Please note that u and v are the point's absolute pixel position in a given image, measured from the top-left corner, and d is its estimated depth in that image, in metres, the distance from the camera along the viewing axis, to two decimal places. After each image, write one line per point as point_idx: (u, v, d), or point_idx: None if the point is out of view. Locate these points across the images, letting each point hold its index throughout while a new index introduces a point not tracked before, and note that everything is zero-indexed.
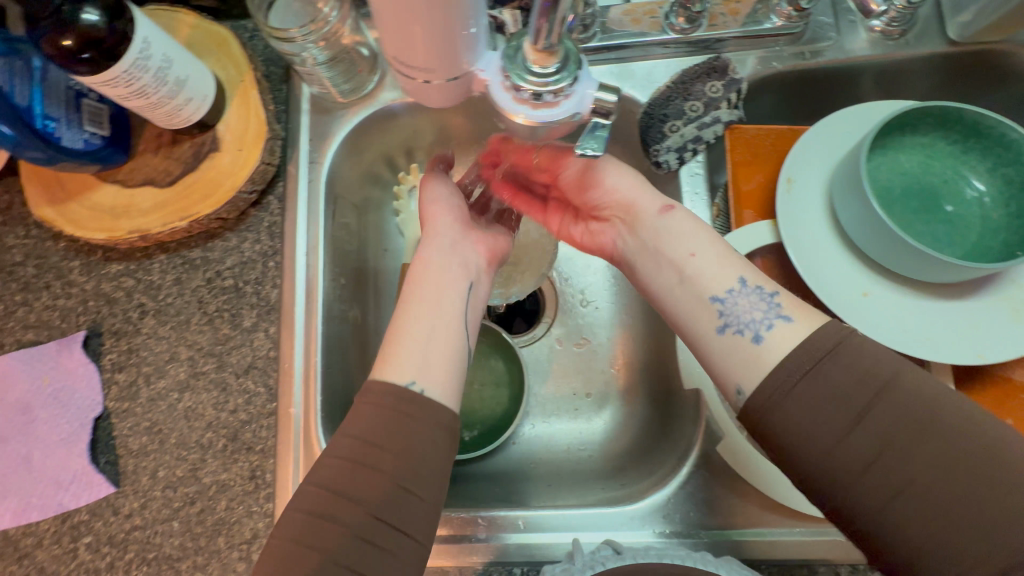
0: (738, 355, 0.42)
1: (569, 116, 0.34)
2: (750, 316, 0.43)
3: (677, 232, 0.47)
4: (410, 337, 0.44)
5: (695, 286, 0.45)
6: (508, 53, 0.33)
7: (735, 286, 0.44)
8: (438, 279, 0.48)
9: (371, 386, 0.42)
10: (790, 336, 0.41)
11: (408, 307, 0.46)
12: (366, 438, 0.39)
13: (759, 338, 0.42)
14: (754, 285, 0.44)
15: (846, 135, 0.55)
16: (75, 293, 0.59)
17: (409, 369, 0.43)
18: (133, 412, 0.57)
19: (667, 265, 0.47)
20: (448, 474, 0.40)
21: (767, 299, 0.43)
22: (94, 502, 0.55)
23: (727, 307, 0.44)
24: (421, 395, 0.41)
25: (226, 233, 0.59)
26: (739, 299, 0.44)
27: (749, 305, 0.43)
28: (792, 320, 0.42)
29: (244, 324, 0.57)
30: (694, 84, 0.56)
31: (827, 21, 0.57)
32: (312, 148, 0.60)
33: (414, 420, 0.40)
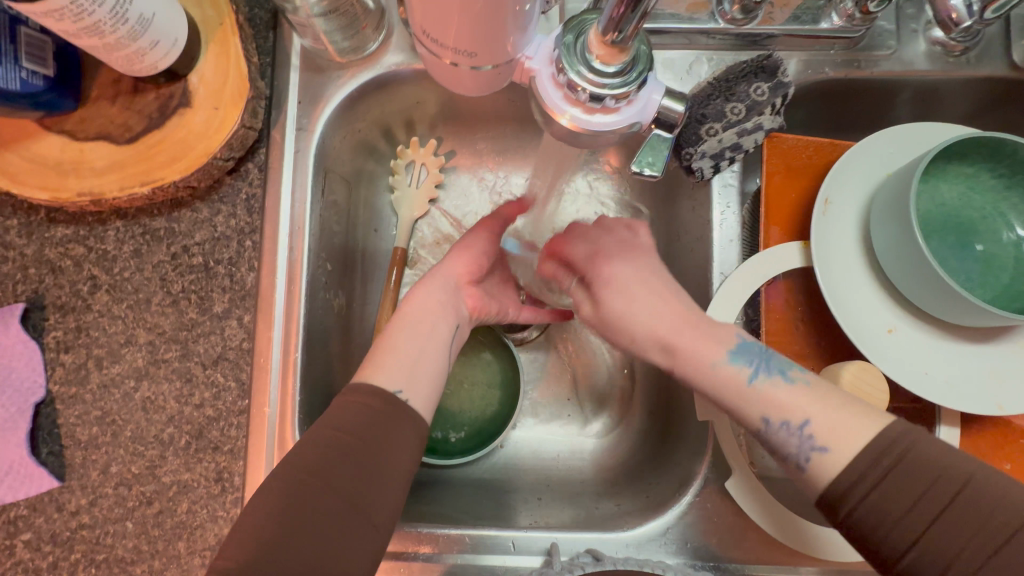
0: (787, 468, 0.39)
1: (629, 125, 0.29)
2: (789, 444, 0.38)
3: (704, 392, 0.42)
4: (397, 356, 0.43)
5: (745, 415, 0.41)
6: (567, 40, 0.27)
7: (787, 422, 0.39)
8: (433, 309, 0.46)
9: (362, 387, 0.41)
10: (830, 467, 0.36)
11: (394, 333, 0.44)
12: (345, 431, 0.38)
13: (805, 464, 0.38)
14: (794, 423, 0.38)
15: (890, 155, 0.51)
16: (12, 257, 0.51)
17: (351, 415, 0.39)
18: (81, 399, 0.50)
19: (725, 393, 0.41)
20: (379, 508, 0.36)
21: (798, 432, 0.38)
22: (34, 496, 0.49)
23: (772, 430, 0.39)
24: (358, 437, 0.38)
25: (195, 202, 0.51)
26: (775, 431, 0.39)
27: (788, 435, 0.38)
28: (827, 450, 0.37)
29: (214, 310, 0.51)
30: (739, 83, 0.50)
31: (889, 27, 0.52)
32: (302, 112, 0.53)
33: (396, 418, 0.40)
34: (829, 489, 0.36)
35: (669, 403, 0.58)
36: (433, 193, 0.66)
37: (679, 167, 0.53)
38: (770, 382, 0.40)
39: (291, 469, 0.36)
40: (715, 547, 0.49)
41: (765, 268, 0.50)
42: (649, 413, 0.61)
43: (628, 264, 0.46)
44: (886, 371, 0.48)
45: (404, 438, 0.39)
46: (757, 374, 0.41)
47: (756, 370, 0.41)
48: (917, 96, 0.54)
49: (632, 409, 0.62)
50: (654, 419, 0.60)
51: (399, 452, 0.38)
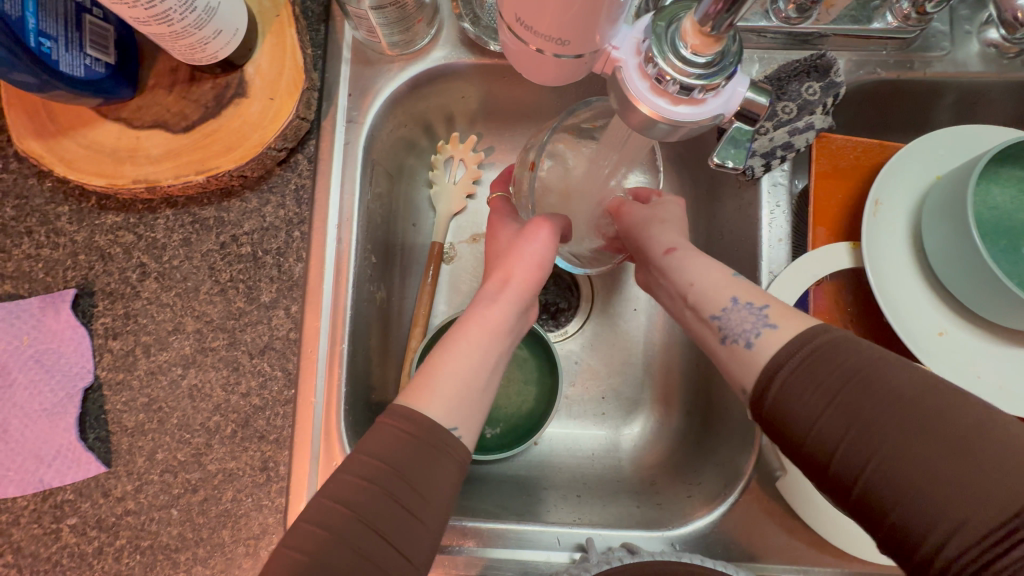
0: (733, 362, 0.41)
1: (712, 117, 0.29)
2: (744, 325, 0.41)
3: (688, 269, 0.47)
4: (454, 382, 0.43)
5: (715, 296, 0.44)
6: (658, 30, 0.27)
7: (729, 304, 0.43)
8: (499, 338, 0.47)
9: (405, 411, 0.40)
10: (773, 343, 0.39)
11: (452, 356, 0.44)
12: (383, 461, 0.37)
13: (751, 344, 0.40)
14: (746, 302, 0.42)
15: (939, 158, 0.51)
16: (63, 244, 0.52)
17: (386, 439, 0.38)
18: (129, 386, 0.50)
19: (703, 280, 0.45)
20: (417, 542, 0.36)
21: (757, 312, 0.41)
22: (81, 481, 0.49)
23: (724, 321, 0.43)
24: (394, 464, 0.37)
25: (244, 192, 0.52)
26: (736, 310, 0.42)
27: (740, 318, 0.42)
28: (777, 328, 0.40)
29: (261, 299, 0.51)
30: (791, 82, 0.50)
31: (942, 29, 0.52)
32: (352, 105, 0.53)
33: (432, 451, 0.39)
34: (763, 367, 0.39)
35: (708, 401, 0.58)
36: (471, 189, 0.66)
37: None
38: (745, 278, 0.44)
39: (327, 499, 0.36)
40: (759, 548, 0.49)
41: (813, 268, 0.50)
42: (687, 412, 0.60)
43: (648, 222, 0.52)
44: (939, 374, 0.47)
45: (442, 469, 0.38)
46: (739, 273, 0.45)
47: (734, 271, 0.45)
48: (966, 98, 0.54)
49: (669, 408, 0.62)
50: (692, 419, 0.59)
51: (435, 482, 0.38)
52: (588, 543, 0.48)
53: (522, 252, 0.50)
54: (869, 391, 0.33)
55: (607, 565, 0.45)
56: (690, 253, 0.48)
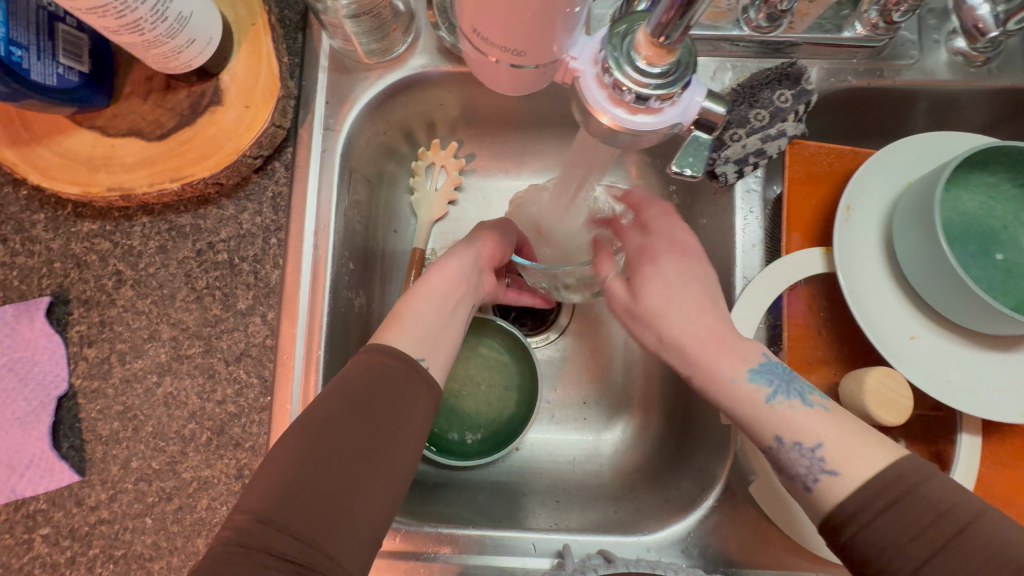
0: (798, 492, 0.39)
1: (671, 125, 0.29)
2: (798, 465, 0.38)
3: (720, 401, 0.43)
4: (422, 321, 0.44)
5: (760, 434, 0.41)
6: (613, 41, 0.27)
7: (775, 443, 0.40)
8: (458, 285, 0.48)
9: (375, 352, 0.41)
10: (835, 493, 0.36)
11: (417, 299, 0.45)
12: (364, 395, 0.38)
13: (811, 487, 0.38)
14: (793, 442, 0.39)
15: (909, 164, 0.52)
16: (38, 251, 0.52)
17: (361, 370, 0.39)
18: (103, 393, 0.50)
19: (741, 410, 0.41)
20: (395, 461, 0.37)
21: (809, 454, 0.38)
22: (54, 491, 0.49)
23: (776, 454, 0.40)
24: (370, 390, 0.38)
25: (221, 200, 0.52)
26: (786, 450, 0.39)
27: (796, 454, 0.39)
28: (840, 473, 0.36)
29: (238, 306, 0.51)
30: (764, 90, 0.51)
31: (911, 37, 0.52)
32: (329, 113, 0.53)
33: (409, 382, 0.40)
34: (830, 514, 0.37)
35: (687, 407, 0.58)
36: (452, 195, 0.67)
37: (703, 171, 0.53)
38: (799, 408, 0.39)
39: (304, 430, 0.36)
40: (734, 553, 0.49)
41: (786, 273, 0.51)
42: (666, 417, 0.61)
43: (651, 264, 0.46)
44: (911, 378, 0.47)
45: (415, 396, 0.40)
46: (776, 395, 0.40)
47: (772, 389, 0.41)
48: (936, 106, 0.55)
49: (649, 414, 0.62)
50: (672, 424, 0.60)
51: (410, 407, 0.39)
52: (564, 551, 0.48)
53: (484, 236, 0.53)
54: (969, 552, 0.32)
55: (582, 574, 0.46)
56: (718, 353, 0.42)
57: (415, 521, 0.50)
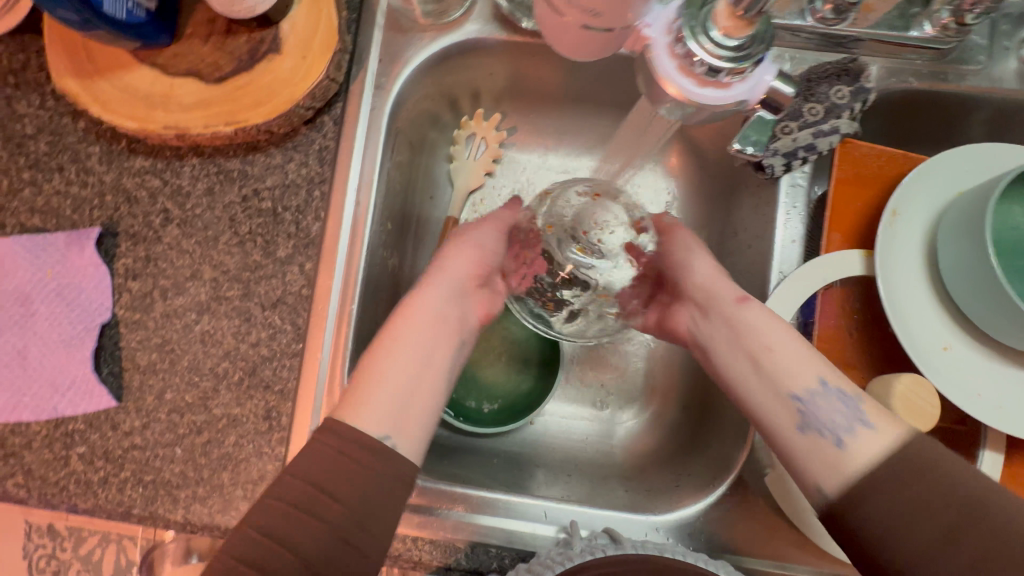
0: (817, 455, 0.41)
1: (736, 102, 0.29)
2: (831, 418, 0.41)
3: (755, 326, 0.46)
4: (388, 393, 0.43)
5: (797, 379, 0.43)
6: (690, 10, 0.27)
7: (816, 387, 0.43)
8: (431, 322, 0.47)
9: (340, 429, 0.41)
10: (865, 449, 0.39)
11: (384, 357, 0.45)
12: (321, 486, 0.38)
13: (841, 443, 0.40)
14: (837, 388, 0.42)
15: (962, 174, 0.51)
16: (91, 183, 0.53)
17: (310, 459, 0.39)
18: (144, 325, 0.52)
19: (785, 345, 0.44)
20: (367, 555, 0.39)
21: (850, 404, 0.41)
22: (92, 413, 0.51)
23: (809, 406, 0.42)
24: (324, 481, 0.38)
25: (270, 148, 0.53)
26: (824, 396, 0.42)
27: (831, 407, 0.41)
28: (874, 428, 0.40)
29: (277, 254, 0.52)
30: (821, 84, 0.50)
31: (980, 42, 0.51)
32: (381, 71, 0.54)
33: (379, 475, 0.40)
34: (857, 477, 0.38)
35: (704, 397, 0.59)
36: (490, 167, 0.67)
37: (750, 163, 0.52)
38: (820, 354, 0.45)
39: (267, 506, 0.38)
40: (742, 542, 0.49)
41: (824, 271, 0.50)
42: (684, 405, 0.61)
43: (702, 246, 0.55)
44: (940, 390, 0.46)
45: (389, 491, 0.40)
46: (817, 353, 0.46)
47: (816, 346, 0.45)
48: (998, 116, 0.53)
49: (667, 401, 0.62)
50: (689, 412, 0.60)
51: (372, 489, 0.39)
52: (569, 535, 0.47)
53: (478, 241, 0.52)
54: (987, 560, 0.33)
55: (588, 556, 0.44)
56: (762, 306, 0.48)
57: (430, 478, 0.52)
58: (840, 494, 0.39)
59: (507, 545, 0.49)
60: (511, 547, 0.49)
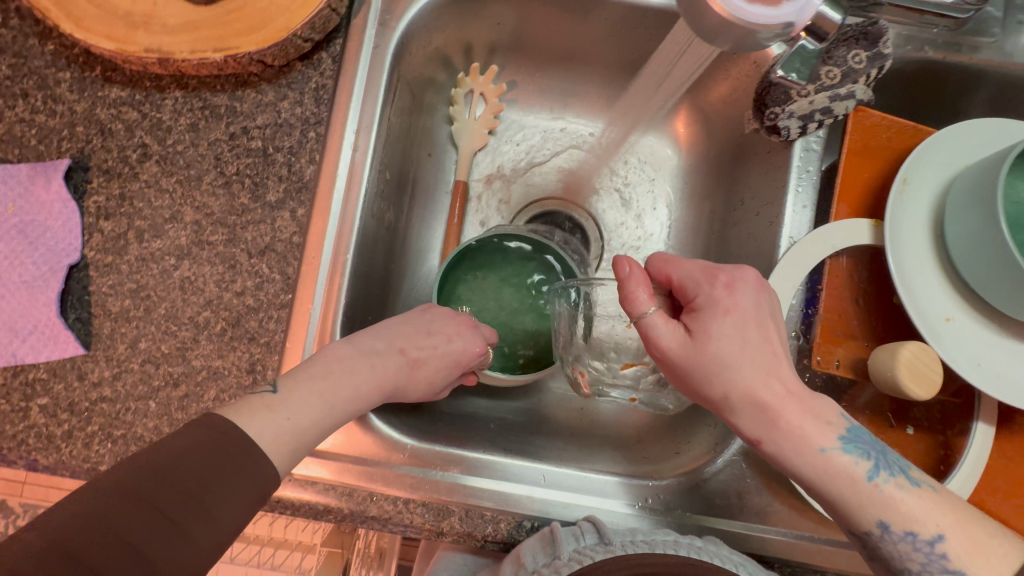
0: None
1: (782, 26, 0.28)
2: (909, 556, 0.38)
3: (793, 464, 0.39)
4: (277, 421, 0.39)
5: (860, 518, 0.39)
6: None
7: (880, 528, 0.38)
8: (349, 388, 0.43)
9: (202, 433, 0.36)
10: None
11: (295, 393, 0.41)
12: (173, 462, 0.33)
13: None
14: (907, 533, 0.37)
15: (971, 147, 0.51)
16: (60, 111, 0.49)
17: (184, 443, 0.35)
18: (117, 269, 0.48)
19: (834, 480, 0.39)
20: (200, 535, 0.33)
21: (927, 547, 0.37)
22: (56, 361, 0.47)
23: (875, 544, 0.39)
24: (185, 471, 0.33)
25: (261, 84, 0.49)
26: (892, 540, 0.38)
27: (903, 551, 0.38)
28: (958, 570, 0.37)
29: (267, 198, 0.49)
30: (839, 47, 0.49)
31: (995, 15, 0.51)
32: (385, 8, 0.51)
33: (238, 465, 0.35)
34: None
35: None
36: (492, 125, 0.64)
37: (763, 126, 0.52)
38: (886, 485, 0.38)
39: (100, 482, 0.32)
40: (743, 509, 0.48)
41: (833, 238, 0.50)
42: None
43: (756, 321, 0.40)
44: (944, 358, 0.47)
45: (247, 489, 0.35)
46: (878, 472, 0.38)
47: (873, 469, 0.38)
48: (1004, 93, 0.53)
49: None
50: None
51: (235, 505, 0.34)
52: (554, 536, 0.43)
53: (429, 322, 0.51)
54: None
55: (578, 564, 0.40)
56: (803, 420, 0.39)
57: (424, 441, 0.50)
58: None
59: (502, 509, 0.47)
60: (507, 510, 0.47)
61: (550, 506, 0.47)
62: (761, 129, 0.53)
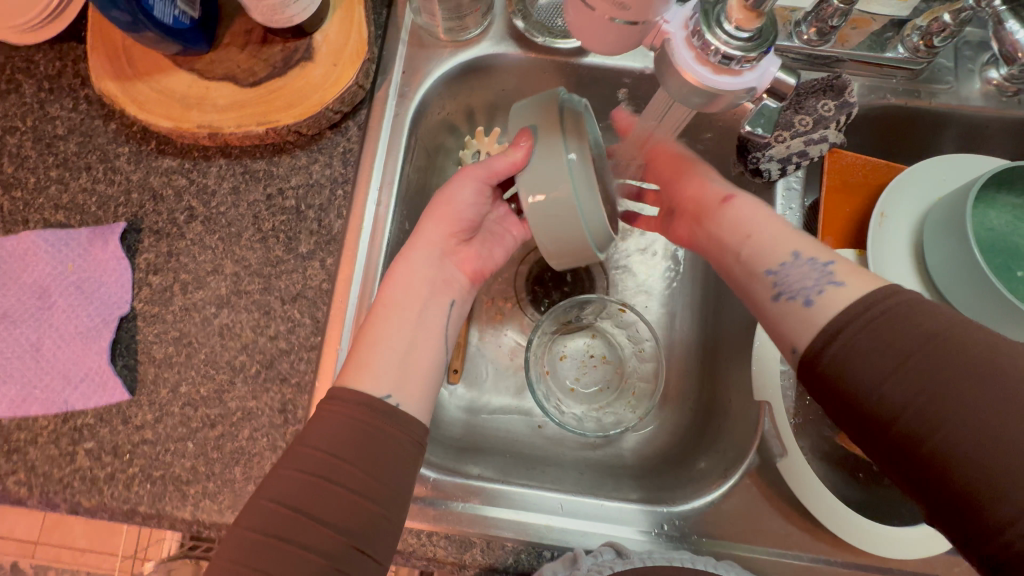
0: (796, 319, 0.42)
1: (747, 89, 0.33)
2: (803, 283, 0.42)
3: (744, 219, 0.48)
4: (381, 348, 0.46)
5: (775, 252, 0.45)
6: (705, 7, 0.31)
7: (793, 260, 0.44)
8: (418, 288, 0.50)
9: (339, 394, 0.43)
10: (839, 301, 0.39)
11: (381, 321, 0.47)
12: (331, 453, 0.40)
13: (811, 301, 0.41)
14: (810, 259, 0.43)
15: (942, 181, 0.55)
16: (118, 181, 0.55)
17: (334, 427, 0.41)
18: (162, 319, 0.52)
19: (764, 225, 0.47)
20: (378, 540, 0.39)
21: (820, 269, 0.42)
22: (104, 406, 0.51)
23: (782, 278, 0.44)
24: (336, 465, 0.39)
25: (296, 150, 0.55)
26: (798, 266, 0.43)
27: (802, 275, 0.43)
28: (842, 286, 0.40)
29: (299, 250, 0.54)
30: (809, 99, 0.55)
31: (947, 65, 0.57)
32: (404, 81, 0.58)
33: (382, 433, 0.41)
34: (820, 326, 0.39)
35: (711, 395, 0.60)
36: None
37: (746, 169, 0.57)
38: (806, 234, 0.46)
39: (264, 499, 0.38)
40: (756, 533, 0.49)
41: None
42: (693, 408, 0.62)
43: (701, 170, 0.55)
44: None
45: (407, 458, 0.42)
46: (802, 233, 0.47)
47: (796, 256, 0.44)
48: (967, 132, 0.59)
49: (679, 404, 0.63)
50: (697, 414, 0.61)
51: (394, 469, 0.41)
52: (576, 556, 0.46)
53: (452, 195, 0.52)
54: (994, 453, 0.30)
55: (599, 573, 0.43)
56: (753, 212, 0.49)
57: (445, 472, 0.52)
58: (815, 339, 0.39)
59: (522, 538, 0.49)
60: (527, 541, 0.48)
61: (573, 535, 0.49)
62: (742, 171, 0.59)
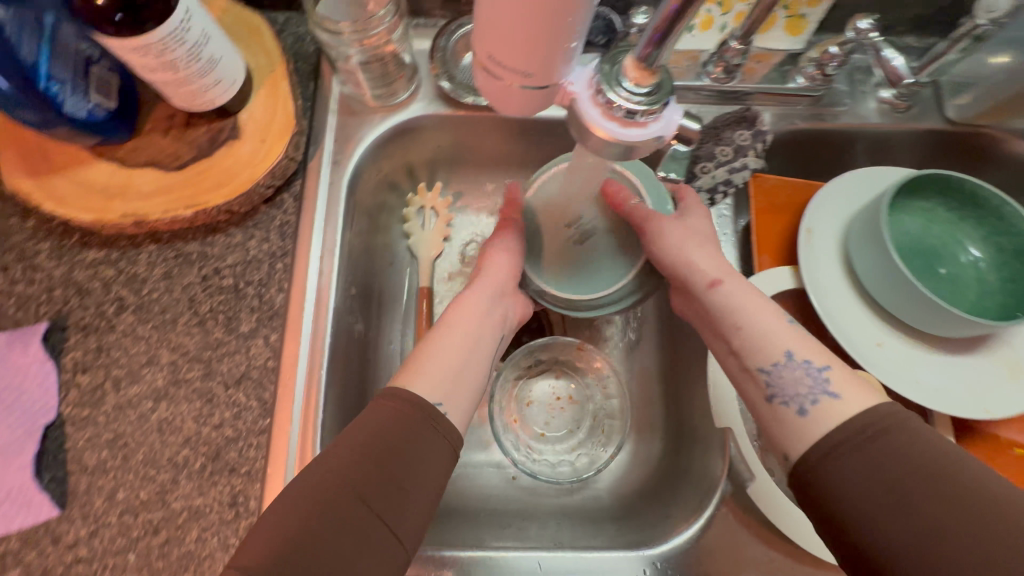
0: (782, 422, 0.39)
1: (654, 138, 0.34)
2: (801, 384, 0.39)
3: (735, 307, 0.44)
4: (441, 363, 0.44)
5: (763, 343, 0.42)
6: (605, 68, 0.33)
7: (783, 359, 0.41)
8: (476, 323, 0.49)
9: (399, 393, 0.41)
10: (835, 412, 0.36)
11: (430, 346, 0.46)
12: (377, 437, 0.37)
13: (804, 411, 0.38)
14: (804, 360, 0.40)
15: (859, 192, 0.59)
16: (38, 279, 0.52)
17: (383, 416, 0.39)
18: (94, 421, 0.49)
19: (751, 309, 0.44)
20: (409, 530, 0.36)
21: (816, 375, 0.39)
22: (30, 528, 0.46)
23: (774, 377, 0.40)
24: (380, 453, 0.37)
25: (230, 228, 0.54)
26: (789, 367, 0.40)
27: (795, 378, 0.39)
28: (839, 398, 0.37)
29: (240, 329, 0.52)
30: (726, 130, 0.57)
31: (844, 89, 0.62)
32: (337, 149, 0.58)
33: (424, 430, 0.39)
34: (816, 440, 0.36)
35: (680, 422, 0.60)
36: (445, 232, 0.68)
37: None
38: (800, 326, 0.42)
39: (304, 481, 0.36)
40: (738, 564, 0.49)
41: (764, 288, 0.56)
42: (665, 438, 0.61)
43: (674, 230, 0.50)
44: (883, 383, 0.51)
45: (441, 461, 0.39)
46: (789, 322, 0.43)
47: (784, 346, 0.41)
48: (872, 146, 0.63)
49: (649, 434, 0.62)
50: (668, 443, 0.61)
51: (429, 470, 0.38)
52: None
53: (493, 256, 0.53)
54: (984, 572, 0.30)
55: None
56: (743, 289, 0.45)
57: (415, 545, 0.49)
58: (808, 453, 0.36)
59: None
60: None
61: None
62: None
